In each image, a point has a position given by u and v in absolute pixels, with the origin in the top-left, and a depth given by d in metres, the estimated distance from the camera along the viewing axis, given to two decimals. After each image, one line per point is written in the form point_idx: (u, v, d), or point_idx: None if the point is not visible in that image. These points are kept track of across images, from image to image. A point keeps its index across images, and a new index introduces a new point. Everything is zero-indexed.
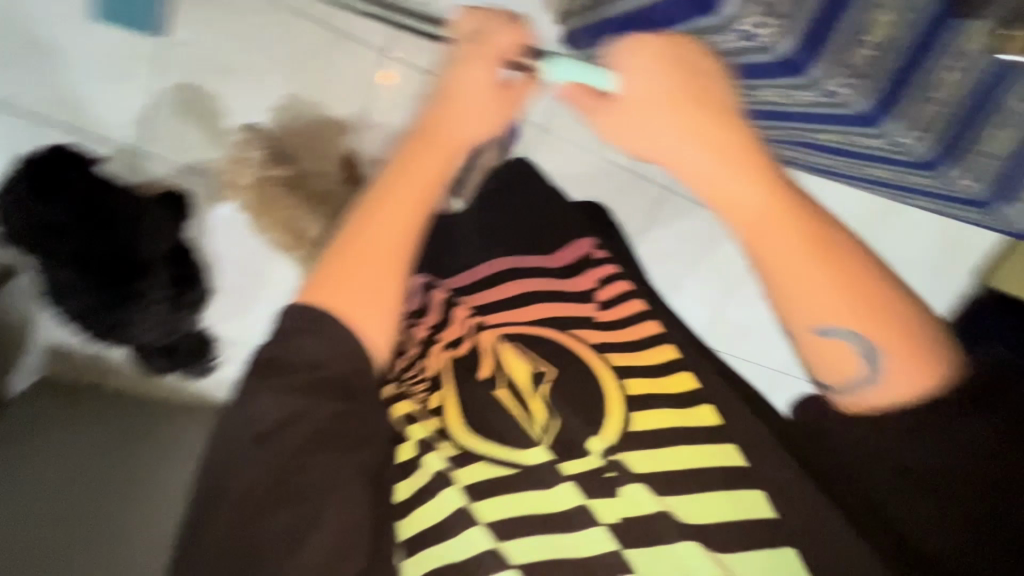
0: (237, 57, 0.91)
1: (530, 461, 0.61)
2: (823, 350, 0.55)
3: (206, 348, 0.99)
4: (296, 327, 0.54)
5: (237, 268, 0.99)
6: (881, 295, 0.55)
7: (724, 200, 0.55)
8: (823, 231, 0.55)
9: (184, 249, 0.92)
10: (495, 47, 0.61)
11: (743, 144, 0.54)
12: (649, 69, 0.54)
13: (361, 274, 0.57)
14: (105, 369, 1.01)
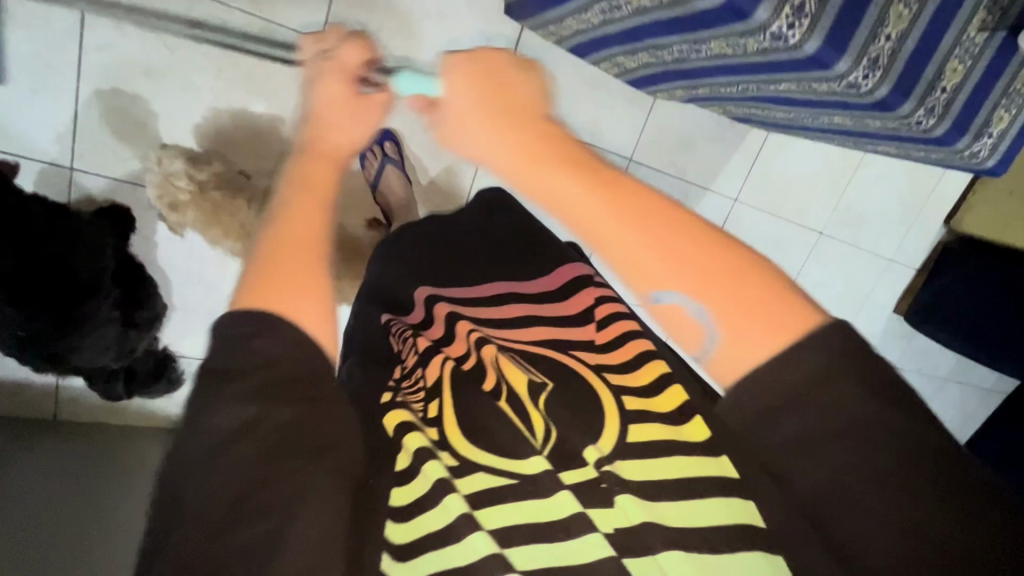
0: (164, 61, 0.82)
1: (528, 470, 0.54)
2: (688, 333, 0.39)
3: (168, 367, 0.97)
4: (243, 330, 0.36)
5: (194, 287, 0.96)
6: (746, 260, 0.38)
7: (550, 197, 0.41)
8: (711, 244, 0.38)
9: (131, 267, 0.87)
10: (338, 57, 0.63)
11: (546, 132, 0.44)
12: (462, 69, 0.50)
13: (288, 265, 0.39)
14: (64, 399, 0.97)
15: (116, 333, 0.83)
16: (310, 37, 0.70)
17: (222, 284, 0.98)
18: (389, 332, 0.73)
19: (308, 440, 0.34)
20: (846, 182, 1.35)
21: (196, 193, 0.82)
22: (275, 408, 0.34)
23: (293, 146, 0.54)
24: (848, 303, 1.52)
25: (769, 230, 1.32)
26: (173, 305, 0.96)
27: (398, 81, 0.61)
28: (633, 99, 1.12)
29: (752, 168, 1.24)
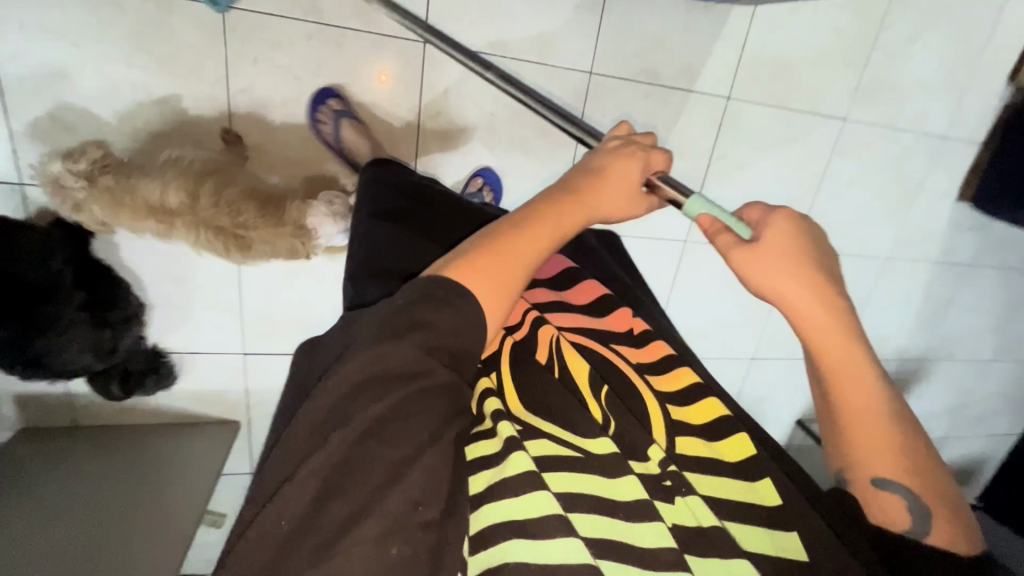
0: (74, 61, 0.81)
1: (598, 450, 0.56)
2: (877, 500, 0.52)
3: (160, 362, 1.00)
4: (440, 294, 0.51)
5: (165, 279, 0.97)
6: (927, 480, 0.51)
7: (809, 337, 0.53)
8: (921, 454, 0.52)
9: (95, 266, 0.89)
10: (650, 153, 0.64)
11: (839, 312, 0.53)
12: (790, 230, 0.55)
13: (492, 266, 0.54)
14: (77, 405, 1.03)
15: (89, 334, 0.86)
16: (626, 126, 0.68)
17: (192, 272, 0.98)
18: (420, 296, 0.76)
19: (438, 406, 0.50)
20: (868, 53, 1.13)
21: (87, 184, 0.78)
22: (431, 366, 0.49)
23: (565, 184, 0.62)
24: (893, 198, 1.32)
25: (774, 128, 1.16)
26: (149, 304, 0.98)
27: (691, 198, 0.59)
28: (582, 3, 0.96)
29: (742, 59, 1.07)
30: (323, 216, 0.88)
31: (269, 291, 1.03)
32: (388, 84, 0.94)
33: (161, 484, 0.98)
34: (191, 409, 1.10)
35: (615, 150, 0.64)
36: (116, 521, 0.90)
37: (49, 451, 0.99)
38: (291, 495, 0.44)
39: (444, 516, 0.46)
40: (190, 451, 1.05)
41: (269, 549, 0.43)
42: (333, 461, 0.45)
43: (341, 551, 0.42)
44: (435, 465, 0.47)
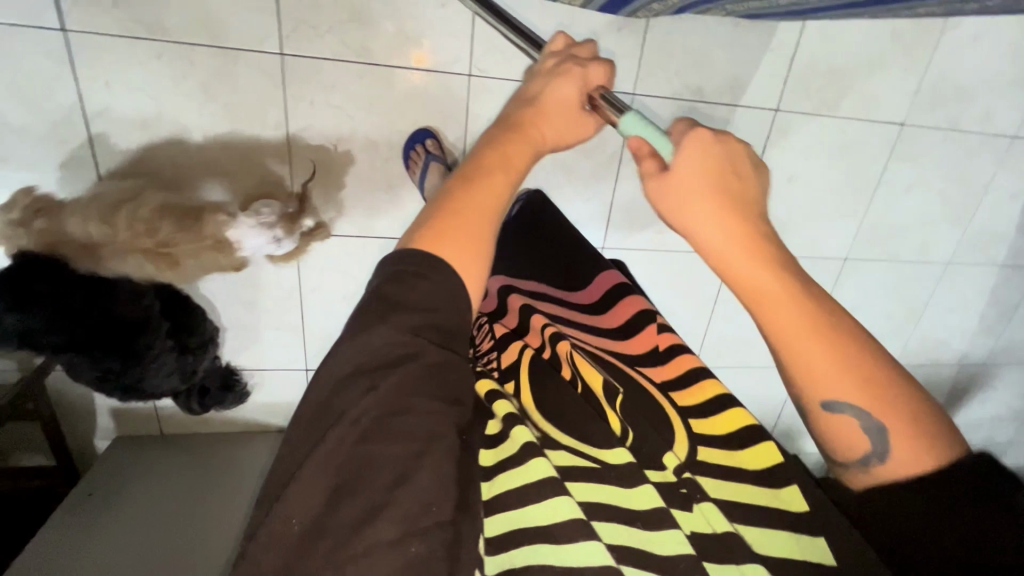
0: (150, 113, 0.88)
1: (608, 460, 0.63)
2: (829, 421, 0.53)
3: (233, 380, 1.10)
4: (414, 268, 0.55)
5: (235, 304, 1.06)
6: (866, 383, 0.51)
7: (733, 277, 0.55)
8: (859, 357, 0.52)
9: (173, 300, 0.95)
10: (585, 71, 0.71)
11: (753, 232, 0.54)
12: (696, 155, 0.56)
13: (451, 225, 0.57)
14: (162, 415, 1.14)
15: (174, 359, 0.96)
16: (562, 36, 0.78)
17: (260, 299, 1.06)
18: (472, 327, 0.94)
19: (422, 388, 0.52)
20: (930, 55, 1.07)
21: (21, 229, 0.81)
22: (419, 348, 0.53)
23: (506, 125, 0.67)
24: (956, 202, 1.25)
25: (824, 139, 1.12)
26: (223, 326, 1.07)
27: (625, 120, 0.62)
28: (625, 25, 0.96)
29: (791, 70, 1.04)
30: (247, 228, 0.86)
31: (328, 313, 1.10)
32: (448, 100, 0.96)
33: (232, 491, 1.08)
34: (259, 419, 1.20)
35: (551, 74, 0.71)
36: (194, 525, 1.01)
37: (139, 456, 1.11)
38: (302, 494, 0.49)
39: (458, 516, 0.51)
40: (253, 459, 1.15)
41: (289, 544, 0.48)
42: (342, 459, 0.49)
43: (356, 546, 0.46)
44: (439, 464, 0.50)
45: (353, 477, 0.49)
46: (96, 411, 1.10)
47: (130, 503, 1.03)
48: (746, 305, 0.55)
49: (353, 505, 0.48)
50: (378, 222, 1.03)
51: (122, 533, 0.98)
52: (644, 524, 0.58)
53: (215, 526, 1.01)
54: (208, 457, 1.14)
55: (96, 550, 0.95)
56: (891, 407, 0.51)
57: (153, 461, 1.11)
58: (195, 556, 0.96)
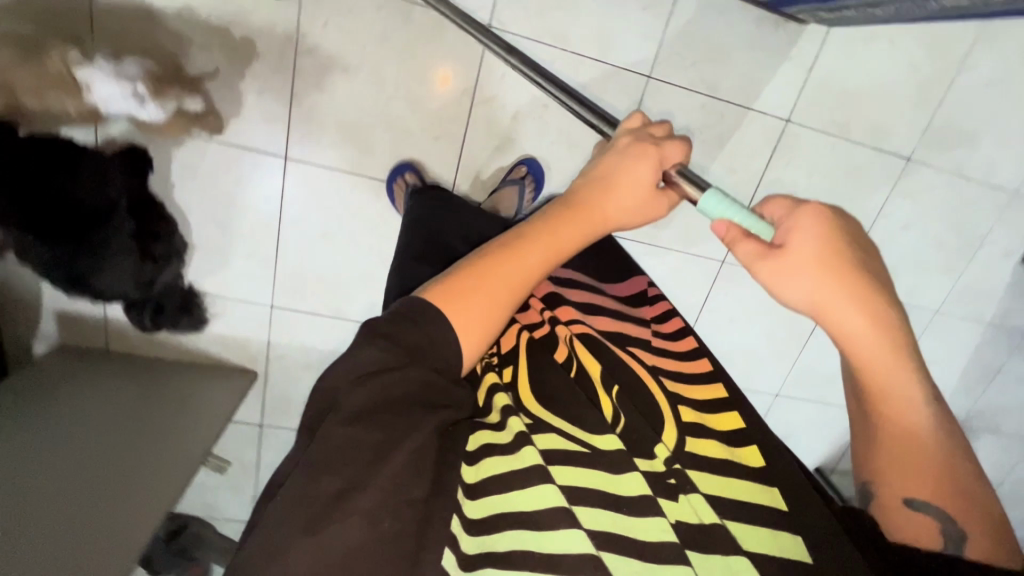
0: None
1: (599, 445, 0.57)
2: (907, 517, 0.52)
3: (193, 305, 1.06)
4: (415, 317, 0.51)
5: (208, 223, 1.01)
6: (953, 484, 0.52)
7: (836, 330, 0.51)
8: (945, 456, 0.52)
9: (146, 203, 0.94)
10: (662, 152, 0.63)
11: (886, 313, 0.51)
12: (813, 229, 0.51)
13: (479, 284, 0.54)
14: (112, 330, 1.07)
15: (131, 262, 0.93)
16: (638, 117, 0.69)
17: (236, 221, 1.02)
18: None
19: (415, 396, 0.50)
20: (942, 93, 1.08)
21: None
22: (408, 361, 0.49)
23: (562, 200, 0.63)
24: (951, 250, 1.25)
25: (831, 160, 1.12)
26: (192, 245, 1.02)
27: (706, 197, 0.55)
28: (650, 6, 0.96)
29: (807, 82, 1.04)
30: (100, 73, 0.83)
31: (305, 249, 1.06)
32: (450, 86, 0.97)
33: (172, 426, 1.01)
34: (213, 352, 1.13)
35: (628, 152, 0.64)
36: (124, 455, 0.93)
37: (80, 369, 1.05)
38: (294, 479, 0.45)
39: (430, 496, 0.49)
40: (206, 395, 1.08)
41: (271, 524, 0.44)
42: (335, 443, 0.46)
43: (335, 519, 0.44)
44: (420, 451, 0.49)
45: (331, 460, 0.45)
46: (41, 313, 1.04)
47: (59, 418, 0.95)
48: (851, 364, 0.53)
49: (326, 480, 0.45)
50: (372, 160, 1.00)
51: (56, 463, 0.88)
52: (630, 510, 0.53)
53: (159, 463, 0.94)
54: (155, 386, 1.06)
55: (25, 475, 0.85)
56: (971, 497, 0.51)
57: (90, 383, 1.03)
58: (138, 491, 0.88)
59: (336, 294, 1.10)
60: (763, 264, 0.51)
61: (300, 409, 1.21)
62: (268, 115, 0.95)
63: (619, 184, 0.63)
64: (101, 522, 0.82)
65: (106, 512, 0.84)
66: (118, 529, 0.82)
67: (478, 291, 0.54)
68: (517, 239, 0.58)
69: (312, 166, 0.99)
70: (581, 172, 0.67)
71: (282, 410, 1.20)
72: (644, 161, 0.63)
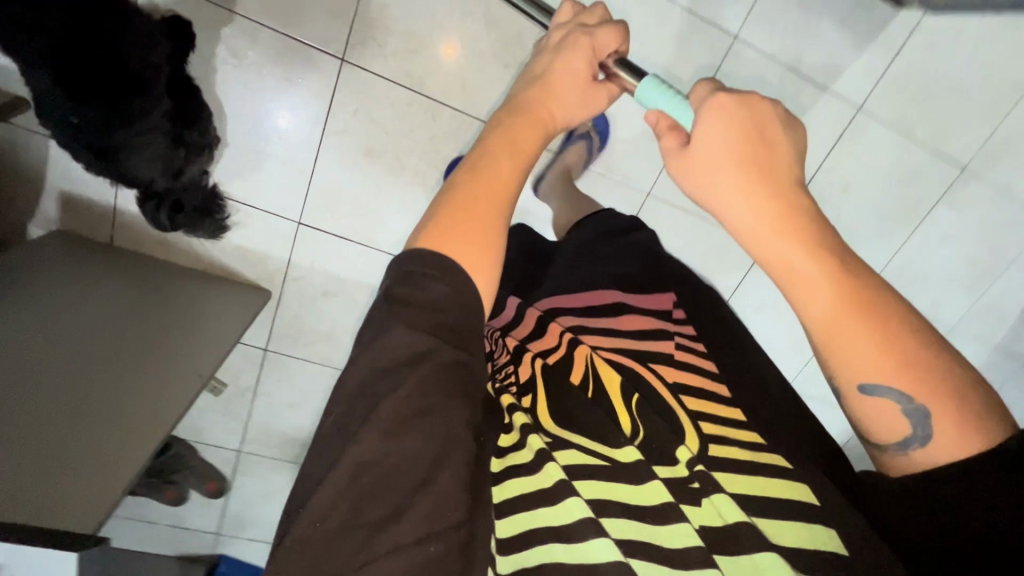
0: None
1: (620, 458, 0.58)
2: (869, 413, 0.49)
3: (216, 207, 0.97)
4: (422, 271, 0.46)
5: (246, 120, 0.92)
6: (882, 347, 0.46)
7: (768, 257, 0.47)
8: (909, 341, 0.46)
9: (185, 86, 0.84)
10: (593, 39, 0.62)
11: (788, 204, 0.47)
12: (718, 129, 0.48)
13: (463, 214, 0.49)
14: (121, 222, 0.98)
15: (163, 146, 0.82)
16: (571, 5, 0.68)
17: (275, 123, 0.93)
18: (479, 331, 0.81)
19: (447, 387, 0.45)
20: (1007, 110, 1.09)
21: None
22: (435, 347, 0.44)
23: (513, 105, 0.58)
24: (979, 267, 1.27)
25: (890, 157, 1.11)
26: (224, 141, 0.93)
27: (640, 90, 0.57)
28: None
29: (886, 73, 1.02)
30: None
31: (346, 165, 0.98)
32: (454, 57, 0.92)
33: (179, 340, 0.91)
34: (228, 265, 1.05)
35: (559, 47, 0.63)
36: (121, 361, 0.83)
37: (82, 267, 0.94)
38: (330, 499, 0.41)
39: (472, 518, 0.45)
40: (218, 309, 0.99)
41: (316, 549, 0.40)
42: (370, 461, 0.42)
43: (378, 551, 0.40)
44: (460, 464, 0.45)
45: (372, 481, 0.42)
46: (43, 193, 0.94)
47: (54, 312, 0.84)
48: (787, 294, 0.48)
49: (367, 501, 0.42)
50: (434, 78, 0.93)
51: (55, 370, 0.76)
52: (654, 519, 0.53)
53: (169, 378, 0.84)
54: (162, 292, 0.97)
55: (15, 381, 0.72)
56: (943, 375, 0.46)
57: (87, 280, 0.92)
58: (147, 407, 0.78)
59: (371, 220, 1.04)
60: (677, 158, 0.51)
61: (309, 340, 1.14)
62: (331, 8, 0.86)
63: (560, 81, 0.61)
64: (111, 437, 0.72)
65: (116, 426, 0.74)
66: (132, 445, 0.72)
67: (471, 215, 0.49)
68: (484, 153, 0.52)
69: (369, 74, 0.92)
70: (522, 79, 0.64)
71: (290, 337, 1.13)
72: (577, 56, 0.62)
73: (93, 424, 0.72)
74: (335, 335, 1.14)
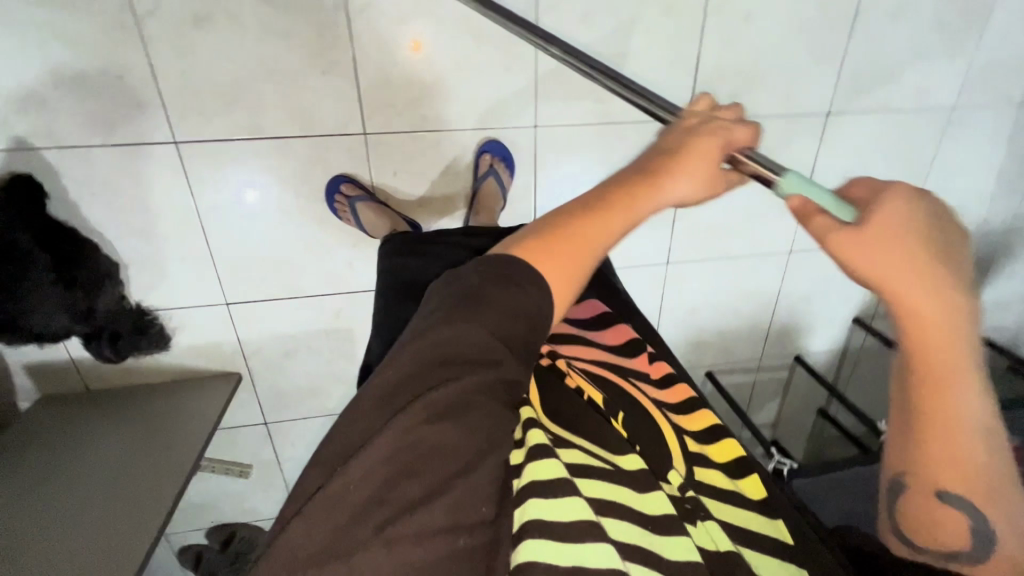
0: None
1: (628, 466, 0.55)
2: (933, 511, 0.45)
3: (149, 321, 1.02)
4: (510, 278, 0.48)
5: (127, 235, 0.94)
6: (988, 462, 0.42)
7: (891, 293, 0.41)
8: (1003, 472, 0.43)
9: (58, 234, 0.90)
10: (729, 132, 0.50)
11: (943, 276, 0.40)
12: (901, 210, 0.41)
13: (561, 248, 0.50)
14: (83, 367, 1.04)
15: (60, 296, 0.90)
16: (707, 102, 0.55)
17: (154, 226, 0.95)
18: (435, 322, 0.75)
19: (501, 396, 0.48)
20: None
21: None
22: (496, 358, 0.47)
23: (644, 159, 0.52)
24: (954, 26, 1.06)
25: None
26: (122, 262, 0.96)
27: (784, 176, 0.48)
28: None
29: None
30: None
31: (237, 233, 0.99)
32: (423, 53, 0.90)
33: (166, 446, 0.99)
34: (191, 363, 1.09)
35: (698, 130, 0.50)
36: (118, 485, 0.93)
37: (82, 407, 1.05)
38: (365, 466, 0.42)
39: (500, 513, 0.45)
40: (197, 404, 1.05)
41: (344, 511, 0.41)
42: (413, 437, 0.43)
43: (409, 523, 0.41)
44: (499, 466, 0.47)
45: (408, 460, 0.43)
46: (11, 372, 1.02)
47: (66, 453, 0.98)
48: (907, 350, 0.42)
49: (393, 465, 0.43)
50: (266, 115, 0.90)
51: (60, 511, 0.89)
52: (655, 527, 0.48)
53: (156, 483, 0.93)
54: (144, 411, 1.05)
55: (31, 528, 0.86)
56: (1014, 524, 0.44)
57: (94, 413, 1.04)
58: (128, 521, 0.87)
59: (287, 272, 1.04)
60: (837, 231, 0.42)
61: (299, 399, 1.18)
62: (138, 101, 0.85)
63: (692, 156, 0.49)
64: (100, 559, 0.82)
65: (101, 548, 0.84)
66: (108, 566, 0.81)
67: (562, 253, 0.49)
68: (592, 199, 0.51)
69: (206, 143, 0.90)
70: (652, 145, 0.53)
71: (278, 403, 1.17)
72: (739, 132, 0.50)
73: (80, 556, 0.82)
74: (317, 386, 1.17)
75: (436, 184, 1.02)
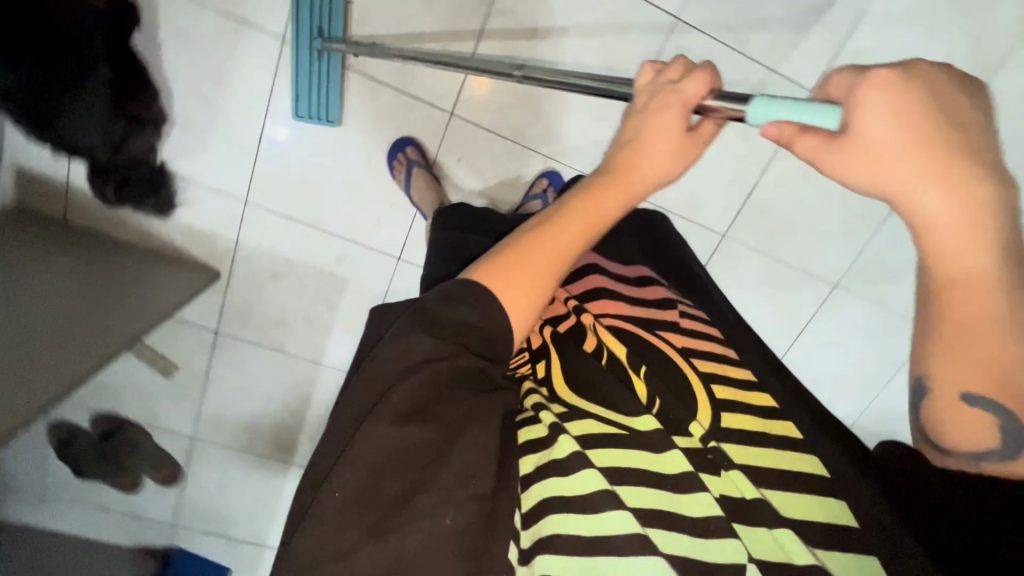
0: None
1: (645, 428, 0.50)
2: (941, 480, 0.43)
3: (163, 184, 1.00)
4: (457, 295, 0.42)
5: (189, 97, 0.94)
6: None
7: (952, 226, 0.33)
8: None
9: (131, 65, 0.91)
10: (681, 94, 0.42)
11: (967, 159, 0.31)
12: (880, 101, 0.31)
13: (526, 266, 0.44)
14: (72, 198, 1.00)
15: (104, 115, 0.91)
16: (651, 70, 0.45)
17: (221, 100, 0.95)
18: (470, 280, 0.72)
19: (471, 382, 0.42)
20: None
21: None
22: (459, 352, 0.41)
23: (599, 167, 0.47)
24: None
25: None
26: (171, 120, 0.96)
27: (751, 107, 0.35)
28: None
29: (835, 55, 1.02)
30: None
31: (292, 144, 1.00)
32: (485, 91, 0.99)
33: (118, 311, 0.92)
34: (176, 243, 1.06)
35: (653, 103, 0.43)
36: (50, 323, 0.83)
37: (40, 238, 0.96)
38: (344, 476, 0.38)
39: (496, 486, 0.42)
40: (160, 282, 1.00)
41: (332, 517, 0.38)
42: (383, 438, 0.39)
43: (400, 522, 0.38)
44: (484, 436, 0.42)
45: (385, 459, 0.39)
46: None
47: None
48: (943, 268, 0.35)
49: (370, 462, 0.39)
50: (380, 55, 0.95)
51: None
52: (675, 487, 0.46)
53: (95, 343, 0.85)
54: (103, 267, 0.97)
55: None
56: None
57: (38, 254, 0.93)
58: (58, 363, 0.78)
59: (319, 199, 1.04)
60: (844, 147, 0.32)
61: (263, 322, 1.14)
62: None
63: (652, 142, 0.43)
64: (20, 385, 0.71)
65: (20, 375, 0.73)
66: (17, 393, 0.70)
67: (530, 270, 0.43)
68: (560, 213, 0.45)
69: None
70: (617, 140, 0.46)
71: (241, 317, 1.13)
72: (692, 84, 0.41)
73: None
74: (286, 318, 1.14)
75: (491, 188, 1.07)
